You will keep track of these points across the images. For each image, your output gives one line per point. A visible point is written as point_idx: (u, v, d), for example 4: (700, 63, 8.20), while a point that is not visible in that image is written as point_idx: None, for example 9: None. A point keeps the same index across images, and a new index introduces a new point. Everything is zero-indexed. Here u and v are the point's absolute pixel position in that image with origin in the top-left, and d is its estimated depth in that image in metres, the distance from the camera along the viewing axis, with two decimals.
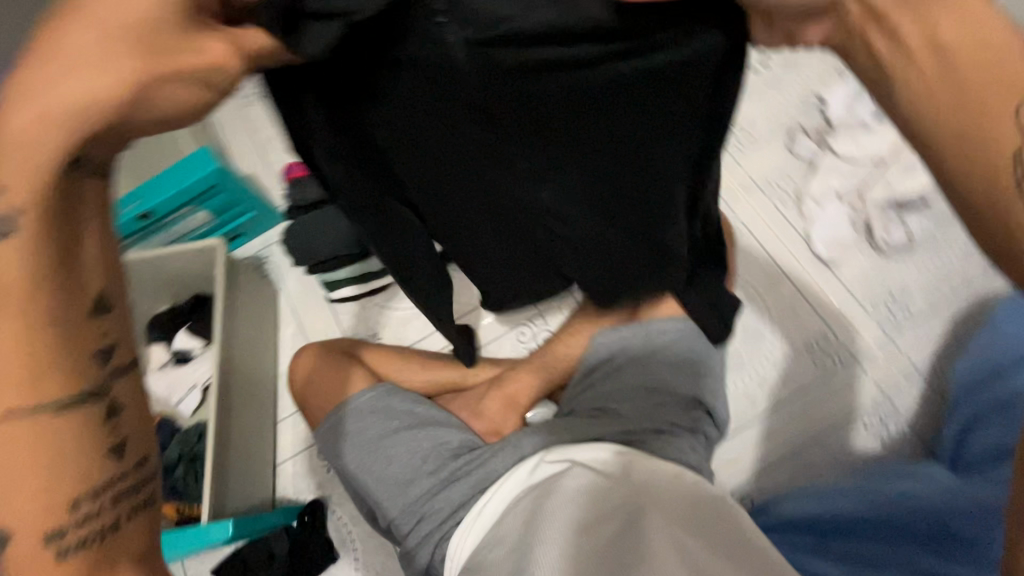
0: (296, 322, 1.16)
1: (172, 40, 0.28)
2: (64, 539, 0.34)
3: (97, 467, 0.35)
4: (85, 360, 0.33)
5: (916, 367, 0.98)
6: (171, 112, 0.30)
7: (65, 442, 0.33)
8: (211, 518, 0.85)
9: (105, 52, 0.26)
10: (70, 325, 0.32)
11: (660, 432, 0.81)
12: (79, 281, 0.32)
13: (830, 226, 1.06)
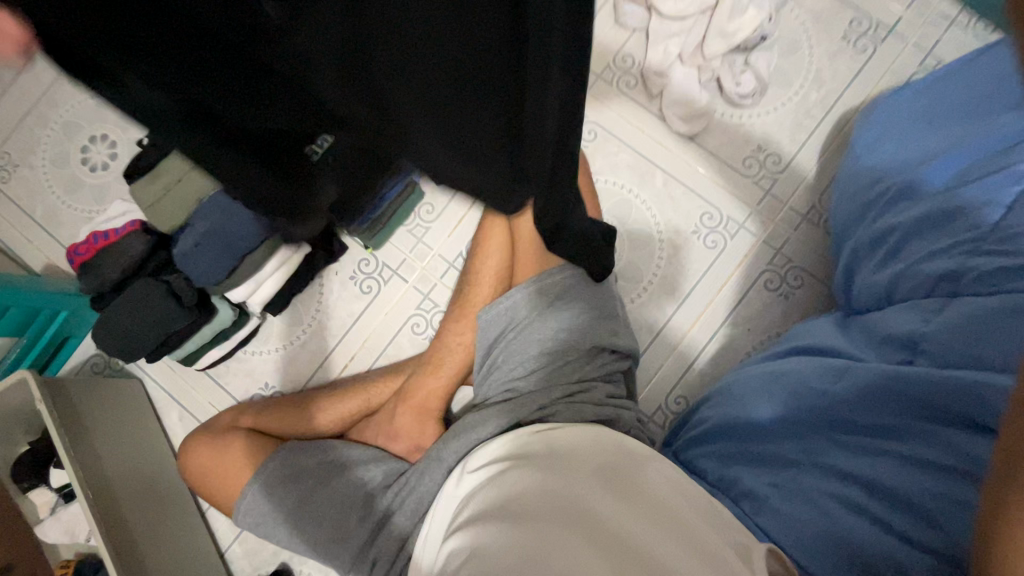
0: (177, 403, 1.03)
1: None
2: None
3: None
4: None
5: (800, 212, 0.96)
6: None
7: None
8: None
9: None
10: None
11: (569, 395, 0.78)
12: None
13: (681, 95, 0.97)
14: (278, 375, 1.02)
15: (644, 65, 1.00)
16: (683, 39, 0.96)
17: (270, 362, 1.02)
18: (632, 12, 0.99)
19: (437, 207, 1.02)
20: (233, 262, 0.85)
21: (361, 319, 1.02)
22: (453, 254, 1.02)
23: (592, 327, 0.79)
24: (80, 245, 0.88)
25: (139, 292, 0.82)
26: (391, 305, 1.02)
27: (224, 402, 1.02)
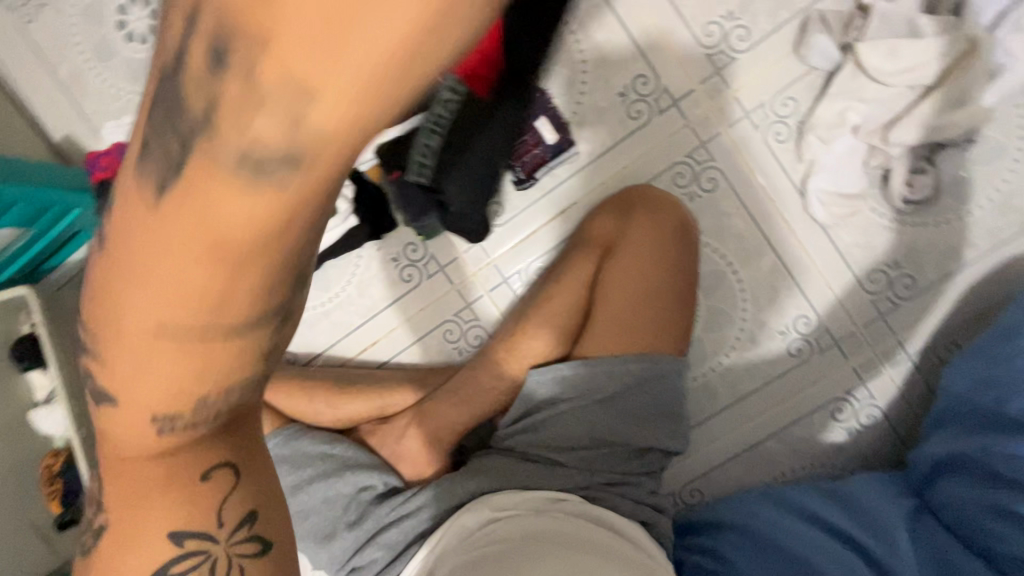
0: None
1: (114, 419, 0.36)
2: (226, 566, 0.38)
3: (193, 525, 0.37)
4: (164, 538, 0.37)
5: (906, 349, 0.84)
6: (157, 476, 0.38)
7: (169, 506, 0.37)
8: None
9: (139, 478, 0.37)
10: (176, 489, 0.37)
11: (609, 484, 0.74)
12: (181, 476, 0.37)
13: (839, 173, 0.80)
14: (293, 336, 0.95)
15: (807, 118, 0.80)
16: (866, 109, 0.76)
17: None
18: (821, 46, 0.77)
19: (508, 212, 0.88)
20: None
21: (393, 307, 0.92)
22: (510, 268, 0.90)
23: (652, 432, 0.73)
24: (103, 158, 0.77)
25: None
26: (428, 302, 0.92)
27: None
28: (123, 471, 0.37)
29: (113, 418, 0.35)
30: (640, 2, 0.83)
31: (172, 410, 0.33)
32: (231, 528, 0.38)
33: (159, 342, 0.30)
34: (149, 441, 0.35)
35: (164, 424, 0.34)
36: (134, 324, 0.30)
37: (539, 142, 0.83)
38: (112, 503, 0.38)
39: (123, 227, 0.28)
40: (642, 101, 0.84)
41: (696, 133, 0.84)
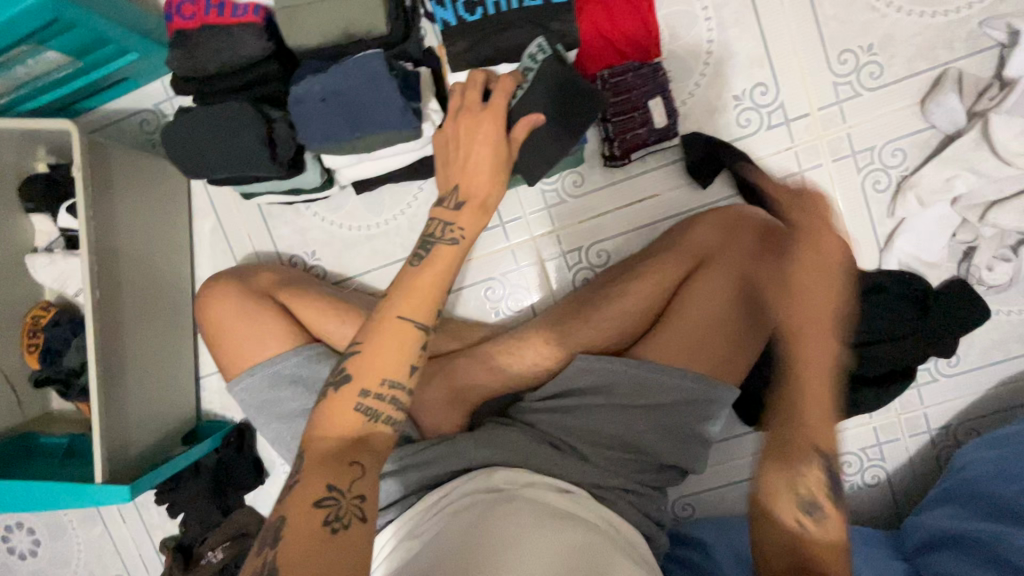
0: (213, 216, 0.91)
1: (331, 401, 0.56)
2: (340, 524, 0.50)
3: (322, 507, 0.50)
4: (340, 437, 0.55)
5: (928, 423, 0.85)
6: (329, 415, 0.56)
7: (323, 478, 0.51)
8: (105, 478, 0.74)
9: (333, 405, 0.56)
10: (335, 459, 0.53)
11: (625, 490, 0.72)
12: (355, 386, 0.56)
13: (923, 240, 0.79)
14: (330, 254, 0.90)
15: (910, 175, 0.79)
16: (977, 181, 0.75)
17: (326, 235, 0.90)
18: (948, 106, 0.75)
19: (586, 185, 0.85)
20: (349, 141, 0.67)
21: None
22: (571, 244, 0.87)
23: (681, 449, 0.72)
24: (183, 9, 0.69)
25: (237, 115, 0.66)
26: (478, 257, 0.89)
27: (262, 245, 0.91)
28: (317, 433, 0.55)
29: (339, 404, 0.56)
30: (783, 8, 0.79)
31: (382, 390, 0.56)
32: (352, 503, 0.51)
33: (400, 353, 0.57)
34: (356, 428, 0.55)
35: (373, 414, 0.56)
36: (394, 335, 0.57)
37: (645, 124, 0.77)
38: (289, 506, 0.50)
39: (405, 303, 0.59)
40: (754, 111, 0.81)
41: (797, 160, 0.82)
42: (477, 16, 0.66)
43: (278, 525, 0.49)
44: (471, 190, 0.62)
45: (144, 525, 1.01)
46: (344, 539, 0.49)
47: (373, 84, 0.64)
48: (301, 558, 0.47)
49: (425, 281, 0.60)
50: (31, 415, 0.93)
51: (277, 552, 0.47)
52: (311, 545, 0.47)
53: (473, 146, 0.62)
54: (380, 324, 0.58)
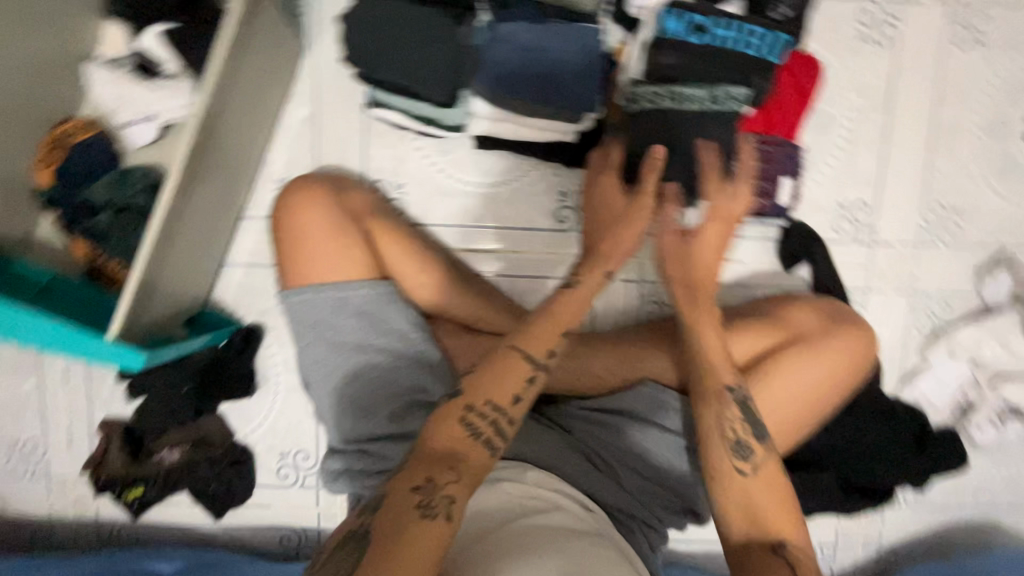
0: (312, 107, 0.84)
1: (445, 409, 0.54)
2: (428, 513, 0.46)
3: (408, 500, 0.46)
4: (445, 444, 0.51)
5: (881, 540, 0.95)
6: (443, 415, 0.53)
7: (418, 471, 0.49)
8: (119, 337, 0.66)
9: (442, 416, 0.53)
10: (433, 462, 0.50)
11: (645, 522, 0.72)
12: (457, 402, 0.54)
13: (938, 385, 0.90)
14: (417, 193, 0.86)
15: (947, 328, 0.89)
16: (997, 352, 0.87)
17: (422, 173, 0.85)
18: (998, 285, 0.88)
19: None
20: (526, 98, 0.68)
21: (530, 232, 0.86)
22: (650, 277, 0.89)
23: (703, 496, 0.73)
24: None
25: (435, 25, 0.65)
26: (563, 255, 0.87)
27: (350, 157, 0.85)
28: (428, 438, 0.52)
29: (440, 419, 0.53)
30: (909, 146, 0.87)
31: (485, 410, 0.53)
32: (442, 510, 0.46)
33: (508, 382, 0.55)
34: (459, 442, 0.52)
35: (476, 432, 0.52)
36: (507, 365, 0.56)
37: (771, 196, 0.82)
38: (389, 489, 0.48)
39: (522, 335, 0.58)
40: (851, 223, 0.88)
41: (867, 278, 0.89)
42: (699, 41, 0.67)
43: (378, 496, 0.48)
44: (604, 249, 0.65)
45: (86, 396, 0.88)
46: (425, 536, 0.44)
47: (578, 59, 0.67)
48: (387, 530, 0.45)
49: (549, 321, 0.59)
50: (11, 236, 0.80)
51: (374, 522, 0.46)
52: (395, 528, 0.45)
53: (613, 197, 0.67)
54: (501, 356, 0.56)
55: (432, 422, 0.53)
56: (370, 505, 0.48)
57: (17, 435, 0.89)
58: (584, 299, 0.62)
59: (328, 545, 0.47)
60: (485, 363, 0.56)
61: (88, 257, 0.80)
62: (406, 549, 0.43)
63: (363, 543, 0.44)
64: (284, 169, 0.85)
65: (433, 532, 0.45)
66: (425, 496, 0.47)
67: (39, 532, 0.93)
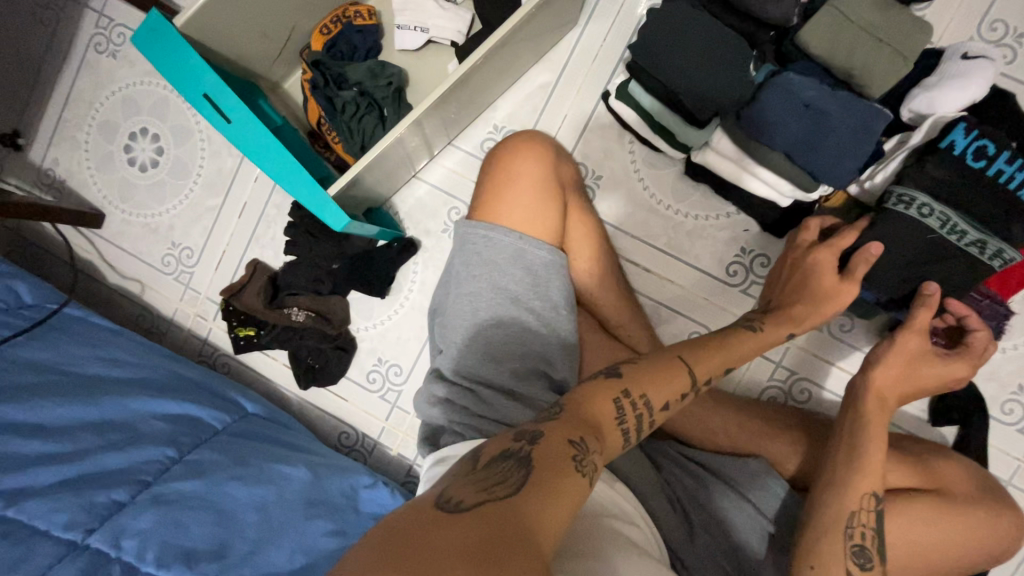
0: (555, 76, 0.89)
1: (603, 386, 0.57)
2: (582, 462, 0.47)
3: (567, 446, 0.48)
4: (598, 413, 0.54)
5: None
6: (602, 389, 0.56)
7: (575, 426, 0.51)
8: (336, 196, 0.77)
9: (597, 390, 0.56)
10: (587, 425, 0.52)
11: None
12: (616, 382, 0.58)
13: None
14: (610, 188, 0.88)
15: None
16: None
17: (622, 174, 0.87)
18: None
19: (850, 335, 0.84)
20: (779, 150, 0.69)
21: (695, 270, 0.86)
22: (788, 364, 0.86)
23: None
24: None
25: (733, 50, 0.68)
26: (717, 304, 0.86)
27: (567, 132, 0.89)
28: (582, 403, 0.54)
29: (596, 391, 0.56)
30: None
31: (637, 401, 0.57)
32: (591, 465, 0.48)
33: (665, 388, 0.59)
34: (608, 418, 0.54)
35: (622, 417, 0.55)
36: (674, 368, 0.61)
37: None
38: (547, 430, 0.50)
39: (693, 354, 0.63)
40: (1022, 409, 0.81)
41: (1015, 472, 0.82)
42: (977, 165, 0.64)
43: (535, 432, 0.50)
44: (796, 313, 0.70)
45: (251, 232, 0.97)
46: (578, 481, 0.46)
47: (854, 135, 0.65)
48: (548, 462, 0.46)
49: (717, 353, 0.64)
50: (269, 77, 0.91)
51: (533, 450, 0.47)
52: (559, 465, 0.46)
53: (827, 277, 0.69)
54: (668, 362, 0.61)
55: (587, 391, 0.56)
56: (528, 436, 0.49)
57: (182, 239, 0.99)
58: (752, 350, 0.68)
59: (479, 459, 0.48)
60: (651, 358, 0.62)
61: (315, 120, 0.88)
62: (563, 485, 0.44)
63: (527, 467, 0.45)
64: (504, 118, 0.91)
65: (584, 480, 0.46)
66: (580, 448, 0.49)
67: (152, 324, 1.02)
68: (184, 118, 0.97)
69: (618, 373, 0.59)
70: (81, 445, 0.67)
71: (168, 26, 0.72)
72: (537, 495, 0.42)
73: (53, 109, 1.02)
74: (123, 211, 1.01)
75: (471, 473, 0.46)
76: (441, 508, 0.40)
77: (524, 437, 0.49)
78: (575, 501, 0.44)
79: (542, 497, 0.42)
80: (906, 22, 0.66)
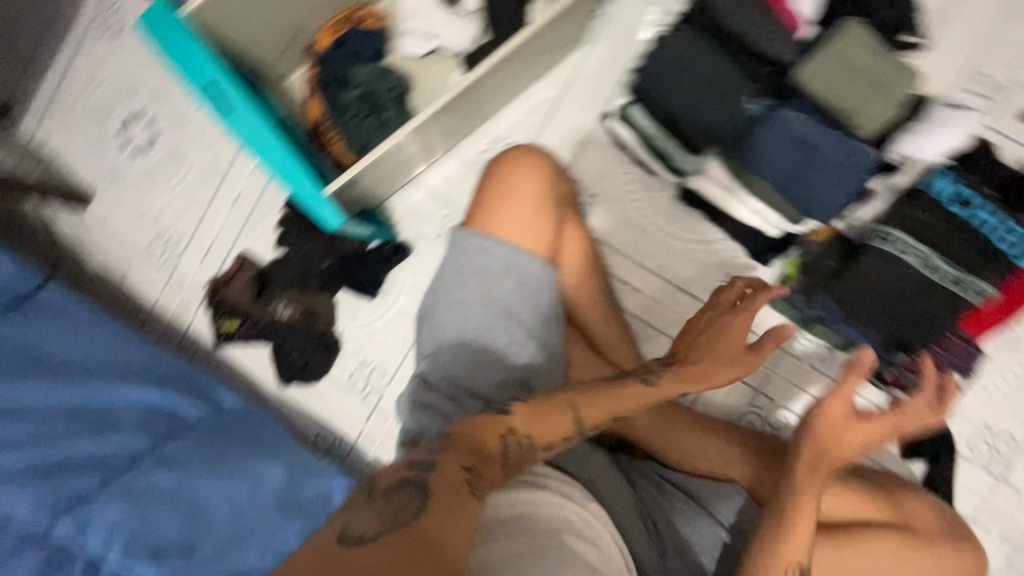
0: (557, 93, 0.90)
1: (491, 423, 0.62)
2: (473, 490, 0.54)
3: (457, 475, 0.54)
4: (486, 448, 0.60)
5: None
6: (487, 425, 0.62)
7: (461, 458, 0.57)
8: (333, 196, 0.78)
9: (485, 424, 0.62)
10: (475, 458, 0.58)
11: None
12: (503, 423, 0.63)
13: None
14: (606, 206, 0.89)
15: None
16: None
17: (617, 194, 0.89)
18: None
19: (828, 365, 0.85)
20: (773, 183, 0.70)
21: (682, 294, 0.88)
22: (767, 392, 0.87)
23: None
24: None
25: (733, 83, 0.70)
26: None
27: (565, 148, 0.90)
28: (472, 437, 0.60)
29: (486, 426, 0.62)
30: None
31: (523, 440, 0.62)
32: (479, 492, 0.54)
33: (552, 430, 0.64)
34: (492, 452, 0.60)
35: (506, 454, 0.61)
36: (558, 415, 0.65)
37: None
38: (439, 460, 0.55)
39: (581, 398, 0.67)
40: (989, 447, 0.83)
41: (979, 510, 0.84)
42: (955, 210, 0.67)
43: (428, 463, 0.55)
44: (696, 371, 0.69)
45: (241, 225, 0.96)
46: (468, 505, 0.51)
47: (845, 172, 0.68)
48: (442, 490, 0.51)
49: (594, 402, 0.67)
50: (272, 71, 0.91)
51: (429, 478, 0.52)
52: (455, 497, 0.51)
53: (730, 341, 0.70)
54: (556, 404, 0.66)
55: (477, 424, 0.62)
56: (421, 466, 0.55)
57: (169, 227, 0.98)
58: (644, 398, 0.69)
59: (377, 487, 0.51)
60: (537, 401, 0.67)
61: (314, 117, 0.88)
62: (456, 509, 0.50)
63: (419, 496, 0.49)
64: (505, 131, 0.91)
65: (473, 505, 0.52)
66: (471, 476, 0.55)
67: (132, 310, 1.00)
68: (183, 105, 0.96)
69: (506, 412, 0.64)
70: (53, 430, 0.66)
71: (177, 20, 0.75)
72: (430, 520, 0.47)
73: (47, 86, 1.01)
74: (112, 195, 0.99)
75: (369, 504, 0.48)
76: (344, 541, 0.43)
77: (415, 466, 0.54)
78: (468, 521, 0.49)
79: (442, 519, 0.48)
80: (897, 68, 0.69)
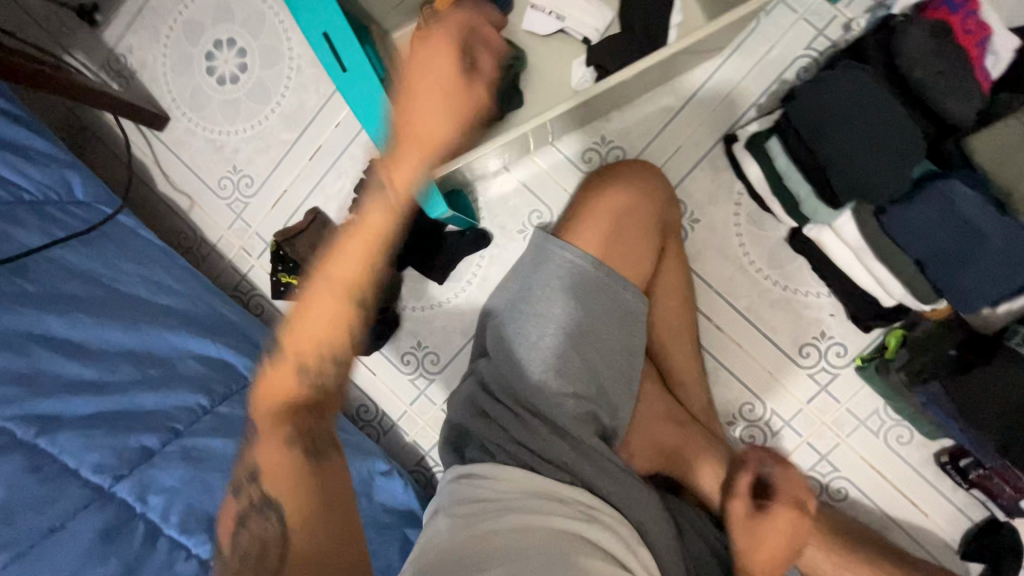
0: (680, 103, 0.83)
1: (280, 378, 0.55)
2: (306, 474, 0.53)
3: (291, 465, 0.52)
4: (302, 392, 0.54)
5: None
6: (280, 387, 0.55)
7: (278, 446, 0.53)
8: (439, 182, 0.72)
9: (279, 378, 0.55)
10: (298, 427, 0.54)
11: None
12: (292, 369, 0.54)
13: None
14: (703, 236, 0.83)
15: None
16: None
17: (720, 224, 0.83)
18: None
19: (905, 447, 0.81)
20: (914, 258, 0.64)
21: (766, 342, 0.83)
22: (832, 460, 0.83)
23: None
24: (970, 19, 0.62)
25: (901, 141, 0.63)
26: (779, 382, 0.83)
27: (676, 165, 0.83)
28: (268, 394, 0.55)
29: (274, 375, 0.55)
30: None
31: (320, 351, 0.54)
32: (314, 463, 0.53)
33: (326, 301, 0.53)
34: (293, 393, 0.54)
35: (307, 367, 0.54)
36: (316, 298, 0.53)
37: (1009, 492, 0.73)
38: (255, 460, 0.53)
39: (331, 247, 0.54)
40: None
41: None
42: None
43: (253, 465, 0.53)
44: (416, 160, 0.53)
45: (318, 180, 0.91)
46: (309, 489, 0.52)
47: (1004, 267, 0.61)
48: (285, 490, 0.52)
49: (335, 276, 0.53)
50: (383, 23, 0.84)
51: (263, 487, 0.52)
52: (296, 480, 0.52)
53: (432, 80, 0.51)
54: (334, 316, 0.54)
55: (262, 396, 0.55)
56: (253, 475, 0.53)
57: (243, 166, 0.94)
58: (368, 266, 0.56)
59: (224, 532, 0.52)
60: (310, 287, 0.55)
61: None
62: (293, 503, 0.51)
63: (277, 510, 0.51)
64: (614, 133, 0.85)
65: (309, 487, 0.52)
66: (310, 447, 0.54)
67: (193, 244, 0.97)
68: (277, 41, 0.90)
69: (286, 360, 0.54)
70: (118, 376, 0.64)
71: None
72: (298, 528, 0.51)
73: None
74: (190, 121, 0.95)
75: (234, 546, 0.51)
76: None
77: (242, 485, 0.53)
78: (310, 507, 0.52)
79: (301, 524, 0.50)
80: None
